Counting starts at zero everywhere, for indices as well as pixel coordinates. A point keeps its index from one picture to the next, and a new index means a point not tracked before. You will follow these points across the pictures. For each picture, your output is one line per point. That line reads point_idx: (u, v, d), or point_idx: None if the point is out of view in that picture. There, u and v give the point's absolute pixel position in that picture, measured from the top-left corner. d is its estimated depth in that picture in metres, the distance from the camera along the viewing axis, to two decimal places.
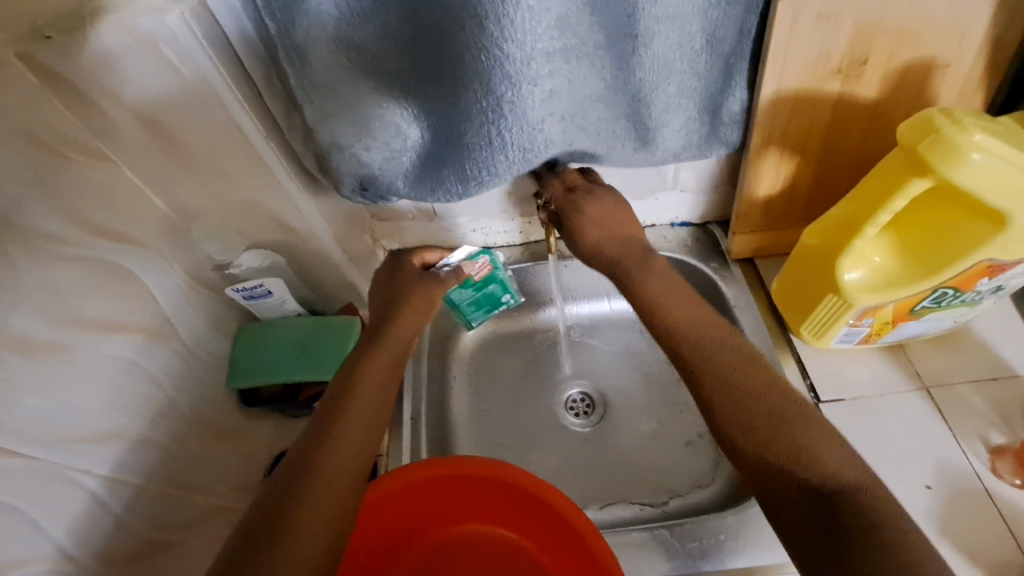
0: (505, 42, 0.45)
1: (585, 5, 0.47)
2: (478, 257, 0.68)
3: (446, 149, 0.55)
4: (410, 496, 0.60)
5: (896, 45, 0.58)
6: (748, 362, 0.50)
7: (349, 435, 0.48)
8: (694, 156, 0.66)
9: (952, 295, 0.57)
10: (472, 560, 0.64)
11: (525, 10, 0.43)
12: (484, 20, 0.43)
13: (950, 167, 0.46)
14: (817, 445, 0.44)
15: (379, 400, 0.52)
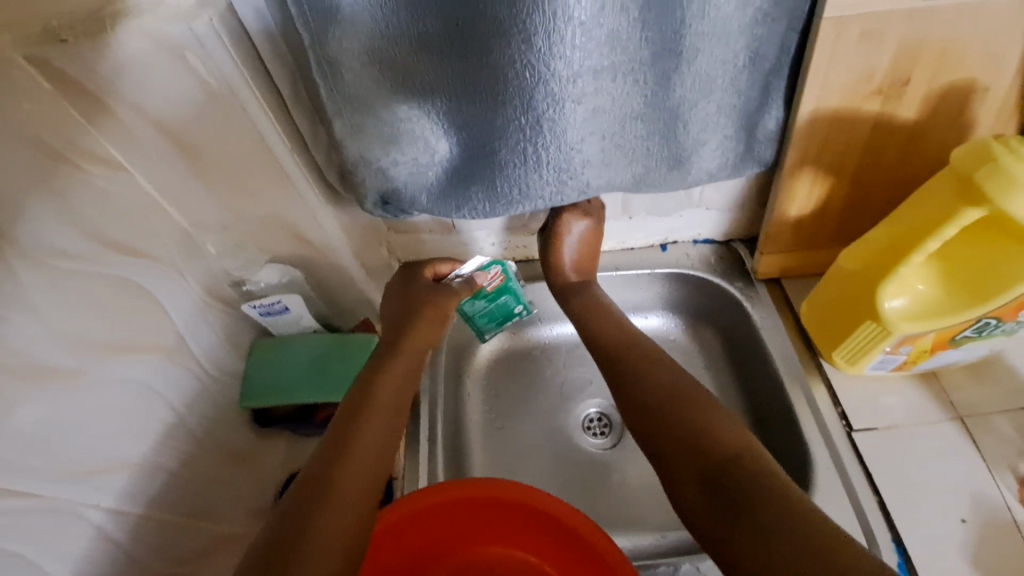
0: (552, 59, 0.43)
1: (636, 21, 0.45)
2: (490, 267, 0.65)
3: (477, 166, 0.53)
4: (427, 518, 0.57)
5: (937, 67, 0.57)
6: (686, 387, 0.54)
7: (355, 468, 0.45)
8: (728, 175, 0.64)
9: (994, 325, 0.55)
10: None
11: (576, 26, 0.42)
12: (532, 36, 0.42)
13: (1005, 196, 0.44)
14: (702, 418, 0.51)
15: (389, 426, 0.50)
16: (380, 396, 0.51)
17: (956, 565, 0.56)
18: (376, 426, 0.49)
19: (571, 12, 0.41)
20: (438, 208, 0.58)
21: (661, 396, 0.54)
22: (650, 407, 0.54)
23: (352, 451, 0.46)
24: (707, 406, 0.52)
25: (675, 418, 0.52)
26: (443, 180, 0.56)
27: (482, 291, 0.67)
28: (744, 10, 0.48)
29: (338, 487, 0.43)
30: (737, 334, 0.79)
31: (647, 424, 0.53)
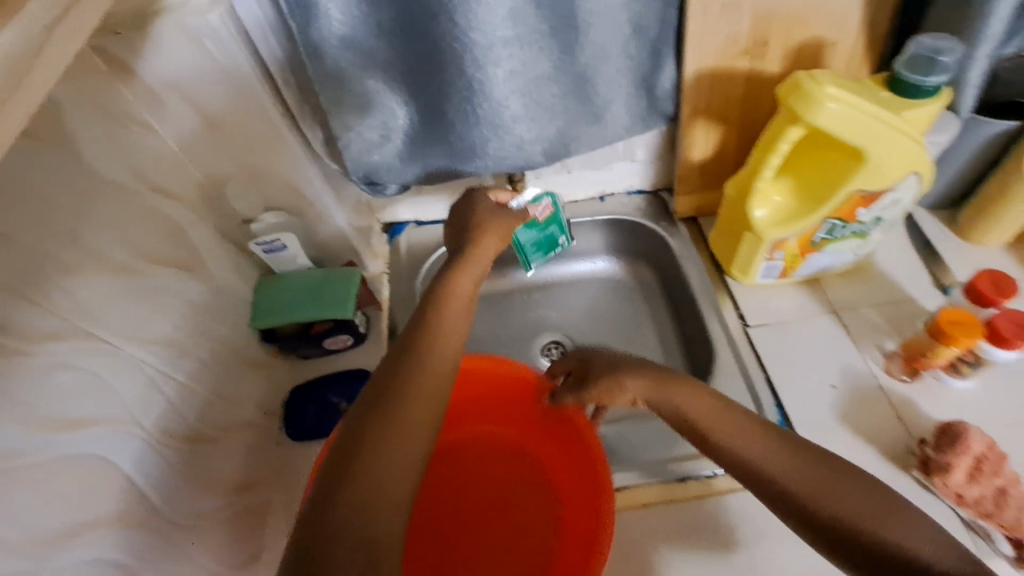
0: (471, 32, 0.58)
1: (532, 1, 0.59)
2: (542, 199, 0.75)
3: (432, 126, 0.68)
4: (464, 387, 0.72)
5: (788, 28, 0.72)
6: (767, 446, 0.50)
7: (432, 373, 0.49)
8: (639, 126, 0.79)
9: (841, 226, 0.70)
10: (486, 462, 0.73)
11: (484, 6, 0.56)
12: (454, 16, 0.57)
13: (811, 114, 0.59)
14: (888, 524, 0.44)
15: (458, 331, 0.54)
16: (452, 306, 0.55)
17: (826, 419, 0.70)
18: (451, 332, 0.53)
19: None
20: (401, 166, 0.72)
21: (749, 459, 0.50)
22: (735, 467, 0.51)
23: (429, 352, 0.50)
24: (801, 464, 0.48)
25: (769, 481, 0.49)
26: (407, 144, 0.70)
27: (534, 221, 0.77)
28: None
29: (415, 383, 0.48)
30: (665, 266, 0.94)
31: (740, 476, 0.51)
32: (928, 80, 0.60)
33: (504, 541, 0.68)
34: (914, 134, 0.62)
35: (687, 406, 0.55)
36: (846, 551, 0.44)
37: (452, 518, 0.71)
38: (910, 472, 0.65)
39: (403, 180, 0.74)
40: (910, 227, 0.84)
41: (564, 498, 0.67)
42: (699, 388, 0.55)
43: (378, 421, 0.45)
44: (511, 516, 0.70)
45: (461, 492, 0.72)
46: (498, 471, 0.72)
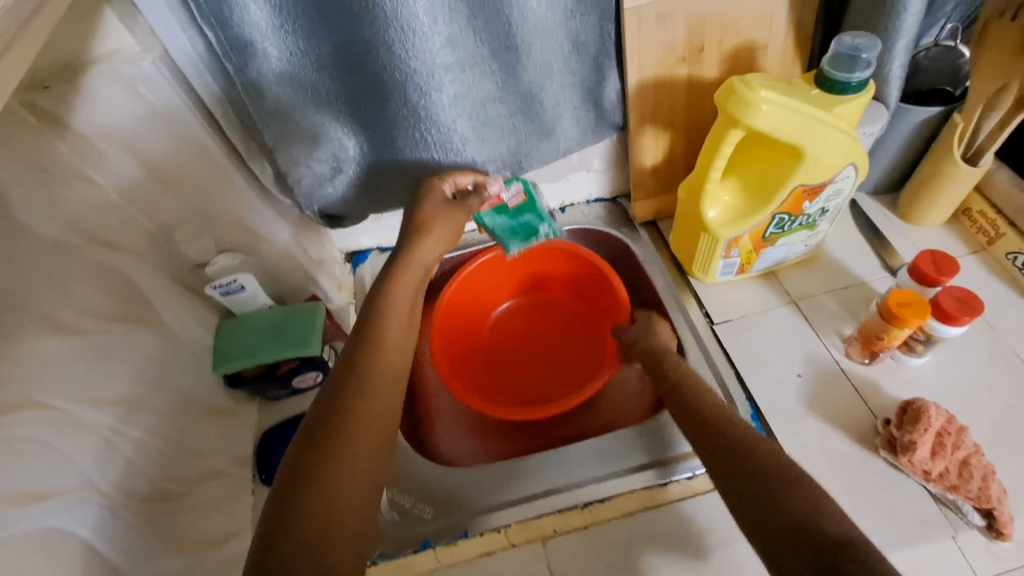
0: (410, 61, 0.58)
1: (468, 27, 0.60)
2: (512, 185, 0.73)
3: (382, 154, 0.68)
4: (533, 260, 0.94)
5: (721, 34, 0.75)
6: (725, 418, 0.58)
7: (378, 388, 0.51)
8: (589, 137, 0.81)
9: (788, 220, 0.73)
10: (532, 325, 0.97)
11: (419, 35, 0.57)
12: (392, 46, 0.57)
13: (747, 116, 0.61)
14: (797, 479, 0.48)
15: (401, 351, 0.56)
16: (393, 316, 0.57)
17: (795, 407, 0.72)
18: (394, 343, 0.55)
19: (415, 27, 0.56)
20: (354, 194, 0.72)
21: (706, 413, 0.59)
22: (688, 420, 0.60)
23: (371, 373, 0.52)
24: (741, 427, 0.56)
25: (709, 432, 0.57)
26: (359, 173, 0.70)
27: (503, 205, 0.74)
28: (553, 9, 0.63)
29: (367, 397, 0.50)
30: (628, 270, 0.95)
31: (690, 431, 0.59)
32: (852, 77, 0.63)
33: (553, 375, 0.91)
34: (846, 129, 0.65)
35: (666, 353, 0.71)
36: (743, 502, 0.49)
37: (505, 374, 0.92)
38: (879, 453, 0.67)
39: (359, 209, 0.74)
40: (854, 213, 0.88)
41: (588, 361, 0.91)
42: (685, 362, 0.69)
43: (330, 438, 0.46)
44: (556, 361, 0.92)
45: (502, 356, 0.94)
46: (530, 341, 0.95)
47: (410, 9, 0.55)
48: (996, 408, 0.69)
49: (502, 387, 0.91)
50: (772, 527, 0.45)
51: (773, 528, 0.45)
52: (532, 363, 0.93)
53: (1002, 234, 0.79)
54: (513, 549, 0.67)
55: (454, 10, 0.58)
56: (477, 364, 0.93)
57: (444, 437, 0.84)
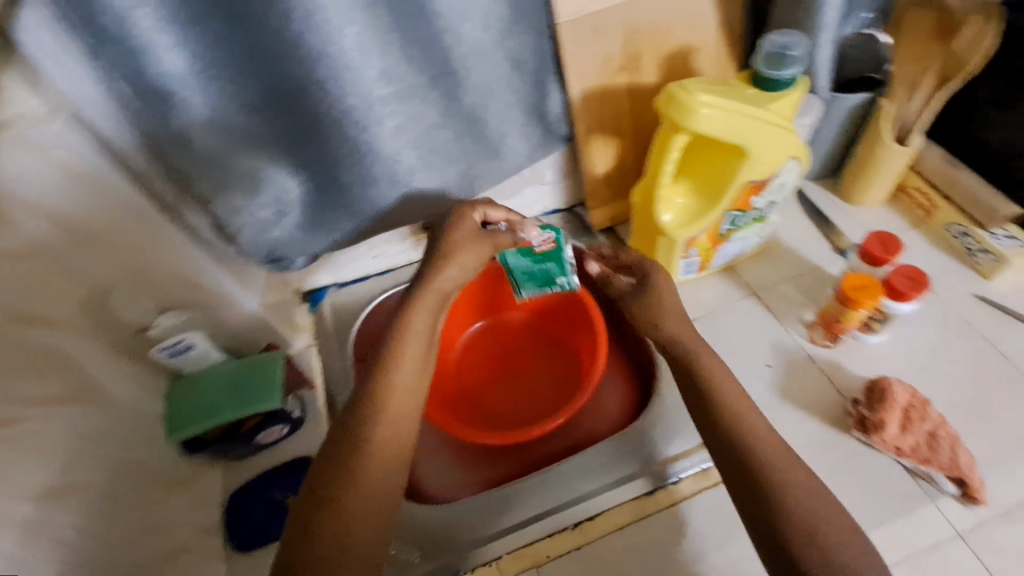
0: (344, 97, 0.56)
1: (402, 57, 0.58)
2: (545, 231, 0.66)
3: (327, 191, 0.65)
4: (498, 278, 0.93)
5: (654, 41, 0.76)
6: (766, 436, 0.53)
7: (394, 427, 0.51)
8: (538, 152, 0.80)
9: (741, 216, 0.74)
10: (503, 343, 0.96)
11: (352, 70, 0.55)
12: (324, 84, 0.55)
13: (690, 121, 0.62)
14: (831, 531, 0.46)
15: (419, 372, 0.55)
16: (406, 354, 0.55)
17: (769, 398, 0.73)
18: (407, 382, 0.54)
19: (348, 61, 0.54)
20: (302, 236, 0.69)
21: (743, 440, 0.53)
22: (719, 444, 0.54)
23: (387, 403, 0.52)
24: (792, 465, 0.51)
25: (748, 466, 0.51)
26: (305, 213, 0.67)
27: (529, 249, 0.67)
28: (489, 30, 0.62)
29: (387, 430, 0.50)
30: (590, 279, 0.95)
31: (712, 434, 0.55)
32: (783, 74, 0.65)
33: (529, 391, 0.90)
34: (783, 125, 0.67)
35: (688, 353, 0.60)
36: (772, 553, 0.47)
37: (479, 396, 0.90)
38: (852, 434, 0.69)
39: (309, 249, 0.71)
40: (800, 201, 0.91)
41: (562, 376, 0.90)
42: (720, 364, 0.59)
43: (344, 478, 0.47)
44: (529, 378, 0.91)
45: (476, 378, 0.92)
46: (501, 359, 0.94)
47: (339, 46, 0.53)
48: (952, 377, 0.71)
49: (478, 411, 0.89)
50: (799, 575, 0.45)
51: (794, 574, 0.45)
52: (506, 381, 0.92)
53: (938, 207, 0.82)
54: None
55: (386, 41, 0.56)
56: (449, 390, 0.91)
57: (422, 470, 0.81)
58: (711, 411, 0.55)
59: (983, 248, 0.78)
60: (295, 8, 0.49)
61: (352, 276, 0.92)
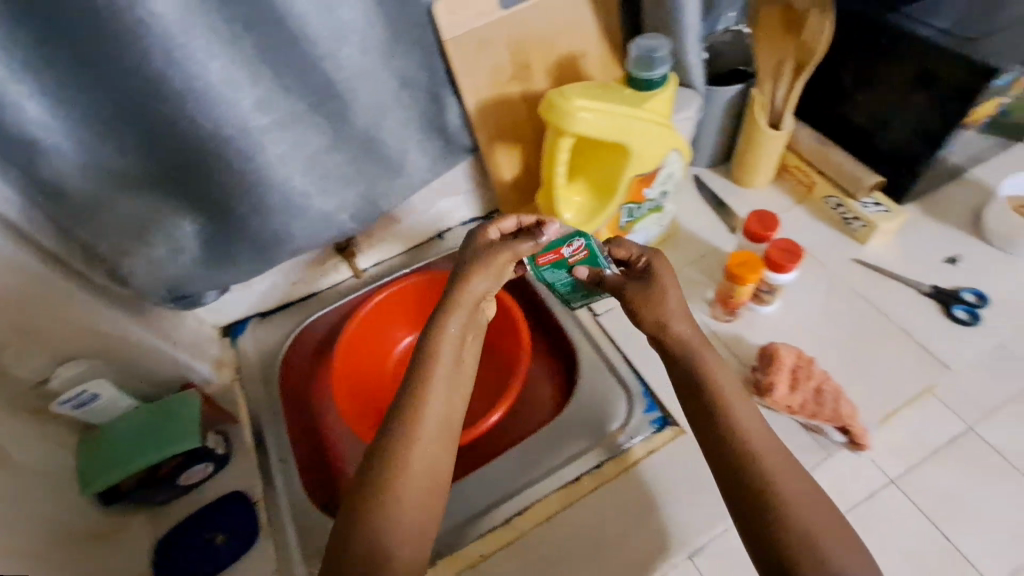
0: (220, 130, 0.56)
1: (277, 86, 0.59)
2: (576, 239, 0.65)
3: (224, 225, 0.65)
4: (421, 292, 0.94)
5: (540, 50, 0.80)
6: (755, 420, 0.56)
7: (429, 452, 0.54)
8: (442, 165, 0.82)
9: (636, 208, 0.79)
10: None
11: (224, 104, 0.55)
12: (195, 121, 0.55)
13: (569, 125, 0.66)
14: (804, 508, 0.50)
15: (453, 394, 0.57)
16: (438, 379, 0.56)
17: None
18: (439, 406, 0.56)
19: (220, 95, 0.54)
20: (204, 271, 0.68)
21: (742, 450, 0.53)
22: (719, 455, 0.54)
23: (421, 428, 0.54)
24: (791, 472, 0.52)
25: (747, 479, 0.52)
26: (204, 248, 0.67)
27: (562, 261, 0.67)
28: (368, 55, 0.64)
29: (424, 454, 0.53)
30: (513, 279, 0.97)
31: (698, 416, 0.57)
32: (654, 74, 0.70)
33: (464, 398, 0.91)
34: (659, 121, 0.71)
35: (695, 355, 0.60)
36: (745, 519, 0.51)
37: None
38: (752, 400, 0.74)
39: (215, 283, 0.70)
40: (698, 188, 0.97)
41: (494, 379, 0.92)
42: (722, 364, 0.59)
43: (378, 502, 0.51)
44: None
45: None
46: None
47: (206, 81, 0.52)
48: (836, 336, 0.78)
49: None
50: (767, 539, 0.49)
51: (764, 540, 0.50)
52: None
53: (815, 182, 0.89)
54: None
55: (256, 73, 0.56)
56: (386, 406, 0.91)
57: None
58: (712, 419, 0.56)
59: (856, 216, 0.85)
60: (151, 49, 0.48)
61: (272, 305, 0.92)
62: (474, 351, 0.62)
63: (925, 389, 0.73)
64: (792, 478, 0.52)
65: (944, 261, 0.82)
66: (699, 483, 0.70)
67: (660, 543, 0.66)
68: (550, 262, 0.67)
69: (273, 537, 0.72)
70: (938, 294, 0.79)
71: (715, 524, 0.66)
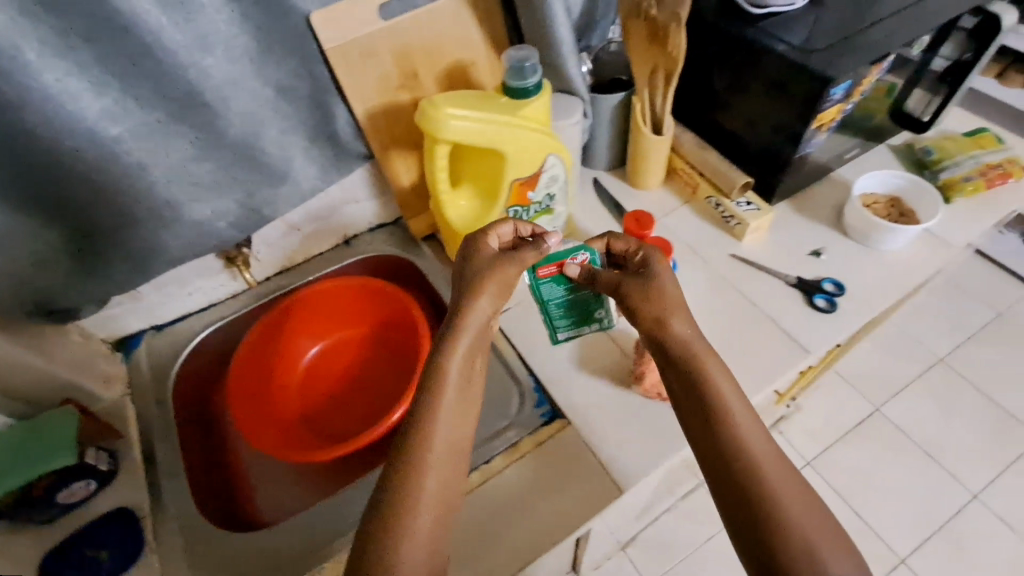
0: (63, 140, 0.57)
1: (127, 95, 0.59)
2: (577, 253, 0.72)
3: (86, 234, 0.65)
4: (323, 301, 0.94)
5: (429, 57, 0.79)
6: (749, 422, 0.58)
7: (440, 480, 0.54)
8: (335, 172, 0.83)
9: (523, 210, 0.82)
10: (341, 360, 0.98)
11: (65, 113, 0.55)
12: (34, 131, 0.55)
13: (439, 133, 0.68)
14: (788, 501, 0.53)
15: (461, 426, 0.58)
16: (444, 404, 0.57)
17: (569, 370, 0.81)
18: (446, 432, 0.56)
19: (57, 105, 0.55)
20: (73, 283, 0.68)
21: (743, 458, 0.56)
22: (718, 460, 0.57)
23: (429, 462, 0.54)
24: (788, 476, 0.55)
25: (745, 486, 0.55)
26: (69, 259, 0.66)
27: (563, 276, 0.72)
28: (235, 63, 0.64)
29: (434, 486, 0.54)
30: (418, 285, 1.00)
31: (693, 410, 0.60)
32: (526, 82, 0.73)
33: (371, 400, 0.93)
34: (534, 128, 0.75)
35: (693, 357, 0.61)
36: (728, 505, 0.56)
37: (323, 416, 0.92)
38: (634, 390, 0.78)
39: (84, 294, 0.70)
40: (596, 190, 1.01)
41: (400, 378, 0.94)
42: (714, 356, 0.61)
43: (391, 536, 0.51)
44: (369, 391, 0.94)
45: (319, 400, 0.94)
46: (341, 376, 0.96)
47: (44, 92, 0.53)
48: (713, 326, 0.83)
49: (320, 432, 0.90)
50: (750, 524, 0.54)
51: (745, 524, 0.54)
52: (349, 395, 0.94)
53: (698, 184, 0.95)
54: None
55: (101, 82, 0.56)
56: (287, 417, 0.91)
57: (263, 500, 0.83)
58: (706, 412, 0.59)
59: (732, 215, 0.91)
60: None
61: (169, 317, 0.90)
62: (482, 373, 0.62)
63: (787, 371, 0.79)
64: (780, 475, 0.55)
65: (809, 254, 0.90)
66: (580, 471, 0.73)
67: (544, 532, 0.69)
68: (551, 274, 0.72)
69: (158, 553, 0.71)
70: (801, 284, 0.86)
71: (594, 511, 0.70)
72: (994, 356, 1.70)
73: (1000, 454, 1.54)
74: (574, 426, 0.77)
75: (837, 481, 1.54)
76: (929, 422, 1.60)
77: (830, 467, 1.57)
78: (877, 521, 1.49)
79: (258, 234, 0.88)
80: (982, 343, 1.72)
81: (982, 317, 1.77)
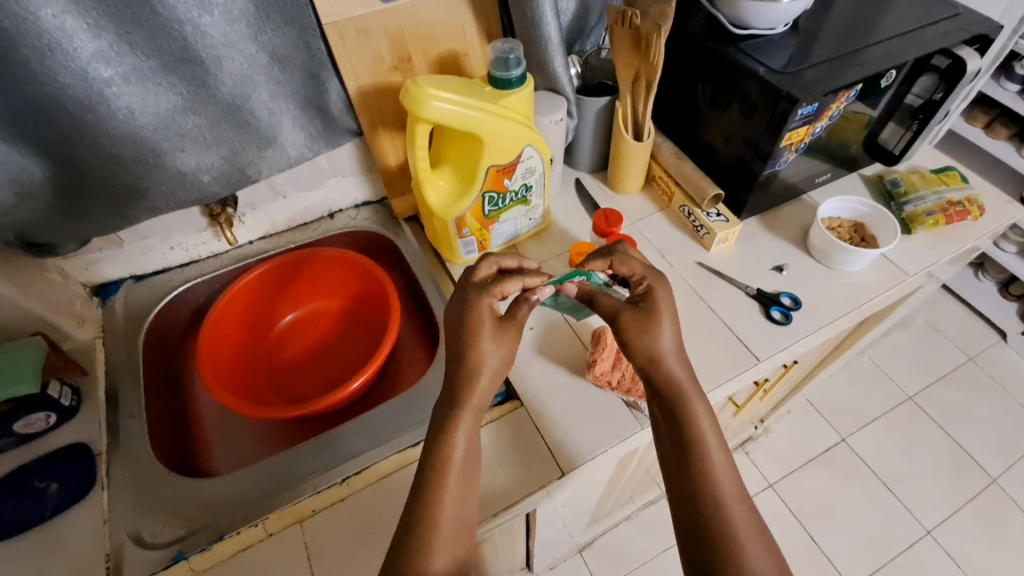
0: (57, 77, 0.60)
1: (122, 41, 0.62)
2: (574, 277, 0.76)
3: (72, 171, 0.70)
4: (300, 269, 0.97)
5: (423, 44, 0.82)
6: (719, 451, 0.62)
7: (449, 535, 0.58)
8: (324, 144, 0.87)
9: (499, 198, 0.85)
10: (314, 329, 1.01)
11: (60, 53, 0.59)
12: (30, 65, 0.58)
13: (422, 112, 0.72)
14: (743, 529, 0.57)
15: (467, 474, 0.61)
16: (456, 463, 0.61)
17: (528, 355, 0.83)
18: (457, 482, 0.60)
19: (53, 43, 0.58)
20: (53, 218, 0.73)
21: (708, 468, 0.60)
22: (686, 484, 0.60)
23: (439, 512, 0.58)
24: (742, 500, 0.59)
25: (704, 504, 0.58)
26: (53, 195, 0.71)
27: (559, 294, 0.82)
28: (233, 26, 0.67)
29: (445, 535, 0.58)
30: (396, 264, 1.03)
31: (667, 435, 0.64)
32: (510, 74, 0.76)
33: (339, 368, 0.95)
34: (514, 118, 0.78)
35: (677, 383, 0.65)
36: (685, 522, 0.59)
37: (289, 378, 0.95)
38: (586, 377, 0.81)
39: (64, 229, 0.75)
40: (578, 190, 1.04)
41: (368, 348, 0.97)
42: (692, 384, 0.65)
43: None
44: (338, 359, 0.97)
45: (287, 364, 0.96)
46: (312, 344, 0.99)
47: (41, 28, 0.57)
48: None
49: (284, 393, 0.92)
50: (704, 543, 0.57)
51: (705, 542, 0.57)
52: (317, 362, 0.97)
53: (674, 192, 0.99)
54: (270, 538, 0.68)
55: (98, 27, 0.60)
56: (254, 377, 0.94)
57: (219, 456, 0.86)
58: (681, 434, 0.63)
59: (701, 224, 0.95)
60: None
61: (149, 268, 0.93)
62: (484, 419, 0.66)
63: (735, 375, 0.82)
64: (738, 504, 0.59)
65: (771, 268, 0.93)
66: (524, 453, 0.75)
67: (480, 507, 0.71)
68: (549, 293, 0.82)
69: (108, 489, 0.73)
70: (760, 296, 0.89)
71: (529, 491, 0.72)
72: (961, 397, 1.73)
73: (959, 492, 1.56)
74: (525, 407, 0.79)
75: (797, 504, 1.54)
76: (892, 456, 1.62)
77: (792, 491, 1.56)
78: (835, 549, 1.48)
79: (243, 195, 0.91)
80: (950, 383, 1.75)
81: (955, 359, 1.80)
